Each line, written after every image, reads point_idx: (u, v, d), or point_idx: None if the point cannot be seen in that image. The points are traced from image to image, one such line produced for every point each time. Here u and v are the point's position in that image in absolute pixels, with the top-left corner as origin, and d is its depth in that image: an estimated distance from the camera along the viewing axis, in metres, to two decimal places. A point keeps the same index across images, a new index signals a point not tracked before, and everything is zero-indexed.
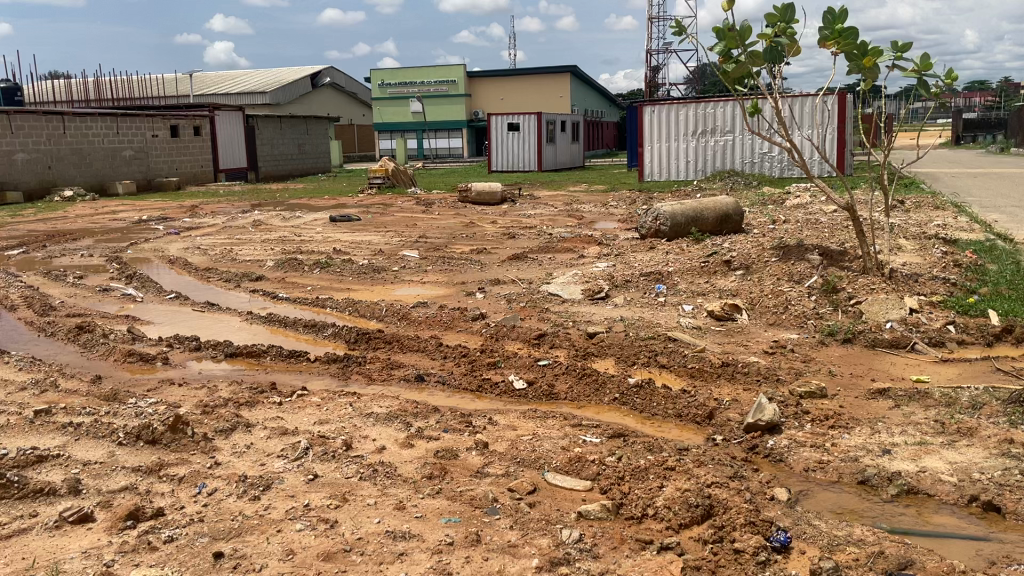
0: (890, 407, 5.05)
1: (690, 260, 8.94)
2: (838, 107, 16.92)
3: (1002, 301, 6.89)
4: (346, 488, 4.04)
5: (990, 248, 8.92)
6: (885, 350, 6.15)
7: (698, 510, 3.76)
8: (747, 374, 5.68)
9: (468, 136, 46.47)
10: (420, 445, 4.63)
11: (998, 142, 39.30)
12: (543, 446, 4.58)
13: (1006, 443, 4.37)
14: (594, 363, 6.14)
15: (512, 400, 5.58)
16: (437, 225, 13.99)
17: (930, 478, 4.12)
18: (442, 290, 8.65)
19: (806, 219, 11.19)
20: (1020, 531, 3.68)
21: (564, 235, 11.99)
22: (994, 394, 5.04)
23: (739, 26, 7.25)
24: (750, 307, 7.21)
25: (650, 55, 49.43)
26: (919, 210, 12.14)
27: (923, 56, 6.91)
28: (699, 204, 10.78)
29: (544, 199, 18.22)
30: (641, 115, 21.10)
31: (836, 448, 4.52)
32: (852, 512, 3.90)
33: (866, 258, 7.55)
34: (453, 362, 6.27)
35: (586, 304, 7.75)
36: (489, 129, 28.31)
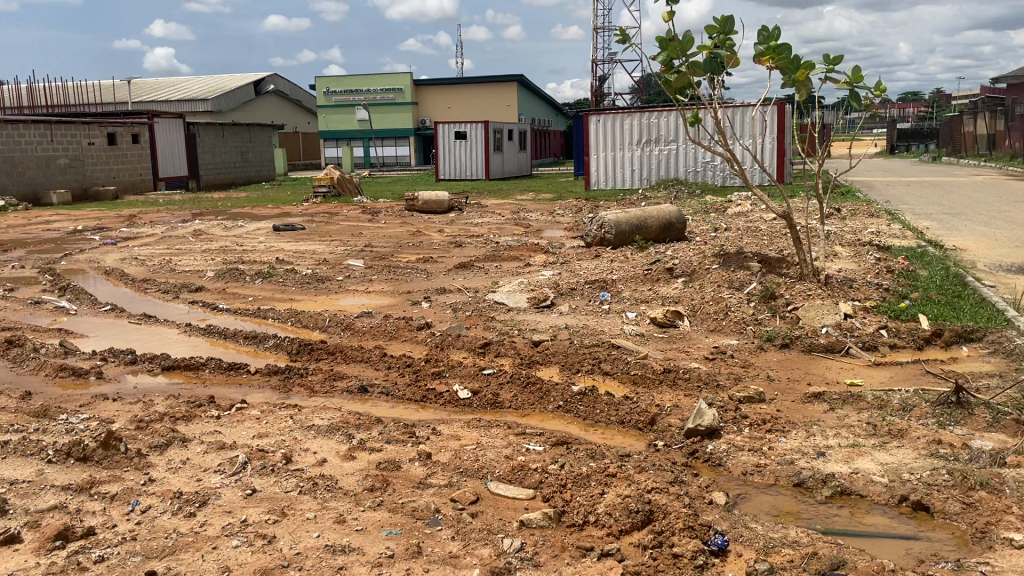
0: (825, 411, 5.18)
1: (634, 268, 9.05)
2: (776, 117, 17.34)
3: (931, 305, 7.12)
4: (285, 502, 3.97)
5: (921, 254, 9.22)
6: (821, 355, 6.31)
7: (638, 515, 3.80)
8: (688, 379, 5.77)
9: (415, 144, 46.36)
10: (362, 456, 4.59)
11: (930, 151, 40.66)
12: (486, 455, 4.58)
13: (934, 444, 4.52)
14: (538, 371, 6.16)
15: (456, 409, 5.56)
16: (383, 234, 13.90)
17: (863, 478, 4.23)
18: (387, 299, 8.61)
19: (747, 227, 11.41)
20: (948, 529, 3.78)
21: (511, 244, 12.03)
22: (924, 396, 5.21)
23: (680, 37, 7.36)
24: (691, 314, 7.32)
25: (596, 65, 49.98)
26: (855, 218, 12.48)
27: (855, 69, 7.11)
28: (643, 212, 10.91)
29: (491, 207, 18.26)
30: (587, 124, 21.29)
31: (772, 451, 4.61)
32: (788, 515, 3.98)
33: (803, 265, 7.73)
34: (397, 372, 6.23)
35: (531, 312, 7.77)
36: (437, 137, 28.25)
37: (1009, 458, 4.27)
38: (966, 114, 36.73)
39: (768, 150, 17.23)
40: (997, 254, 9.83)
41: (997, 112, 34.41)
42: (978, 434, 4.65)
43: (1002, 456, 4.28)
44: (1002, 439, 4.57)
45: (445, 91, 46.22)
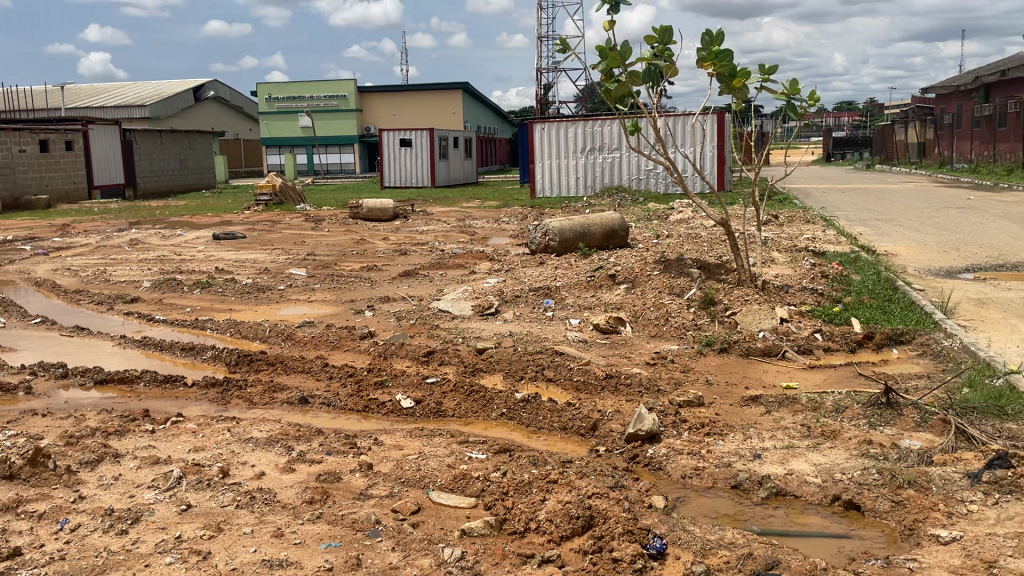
0: (762, 414, 5.29)
1: (577, 275, 9.13)
2: (716, 125, 17.67)
3: (863, 309, 7.34)
4: (221, 517, 3.90)
5: (855, 259, 9.48)
6: (758, 359, 6.45)
7: (579, 521, 3.83)
8: (629, 385, 5.83)
9: (360, 151, 46.03)
10: (301, 469, 4.53)
11: (864, 159, 41.88)
12: (428, 464, 4.56)
13: (865, 444, 4.65)
14: (481, 379, 6.15)
15: (399, 419, 5.52)
16: (327, 242, 13.75)
17: (797, 479, 4.33)
18: (329, 308, 8.52)
19: (688, 234, 11.61)
20: (878, 527, 3.89)
21: (457, 252, 12.01)
22: (855, 398, 5.37)
23: (620, 46, 7.46)
24: (633, 319, 7.41)
25: (542, 73, 50.29)
26: (792, 224, 12.79)
27: (790, 80, 7.30)
28: (587, 219, 11.00)
29: (436, 215, 18.21)
30: (532, 132, 21.39)
31: (710, 454, 4.69)
32: (727, 517, 4.05)
33: (741, 271, 7.89)
34: (339, 382, 6.16)
35: (476, 320, 7.77)
36: (381, 145, 28.07)
37: (935, 457, 4.42)
38: (897, 123, 37.96)
39: (709, 158, 17.61)
40: (926, 258, 10.17)
41: (926, 122, 35.69)
42: (906, 434, 4.80)
43: (928, 455, 4.43)
44: (929, 438, 4.73)
45: (390, 98, 45.99)
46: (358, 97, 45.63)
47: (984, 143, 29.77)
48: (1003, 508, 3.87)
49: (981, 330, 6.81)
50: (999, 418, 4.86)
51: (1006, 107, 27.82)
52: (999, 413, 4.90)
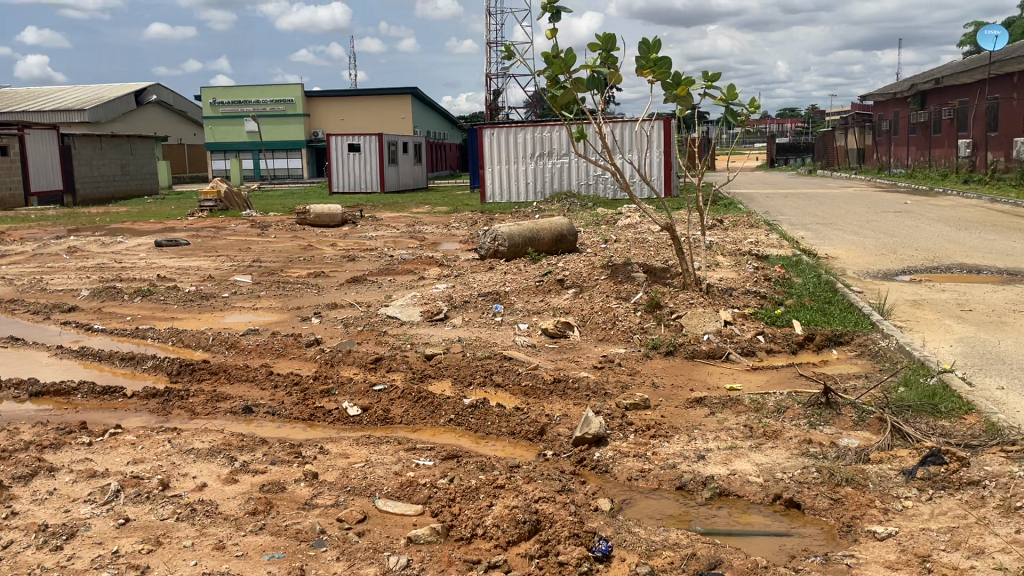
0: (706, 415, 5.37)
1: (526, 280, 9.16)
2: (662, 132, 17.95)
3: (804, 311, 7.51)
4: (160, 530, 3.81)
5: (797, 263, 9.69)
6: (703, 361, 6.54)
7: (525, 526, 3.84)
8: (577, 389, 5.87)
9: (308, 157, 45.51)
10: (244, 479, 4.46)
11: (806, 165, 42.82)
12: (374, 472, 4.52)
13: (805, 443, 4.75)
14: (429, 385, 6.12)
15: (346, 427, 5.46)
16: (273, 248, 13.56)
17: (739, 479, 4.40)
18: (275, 315, 8.40)
19: (635, 238, 11.74)
20: (818, 524, 3.98)
21: (406, 257, 11.95)
22: (797, 398, 5.49)
23: (564, 53, 7.52)
24: (581, 324, 7.46)
25: (491, 79, 50.39)
26: (737, 229, 13.03)
27: (729, 87, 7.44)
28: (536, 224, 11.05)
29: (386, 220, 18.10)
30: (481, 138, 21.39)
31: (655, 456, 4.75)
32: (672, 518, 4.10)
33: (686, 275, 8.02)
34: (284, 391, 6.07)
35: (424, 326, 7.74)
36: (329, 150, 27.80)
37: (872, 455, 4.54)
38: (837, 129, 38.89)
39: (655, 164, 17.88)
40: (864, 261, 10.44)
41: (865, 128, 36.69)
42: (845, 433, 4.91)
43: (865, 453, 4.55)
44: (867, 436, 4.85)
45: (338, 103, 45.57)
46: (305, 102, 45.17)
47: (920, 148, 30.69)
48: (936, 503, 3.99)
49: (915, 330, 7.03)
50: (933, 415, 5.02)
51: (941, 114, 28.77)
52: (932, 411, 5.06)
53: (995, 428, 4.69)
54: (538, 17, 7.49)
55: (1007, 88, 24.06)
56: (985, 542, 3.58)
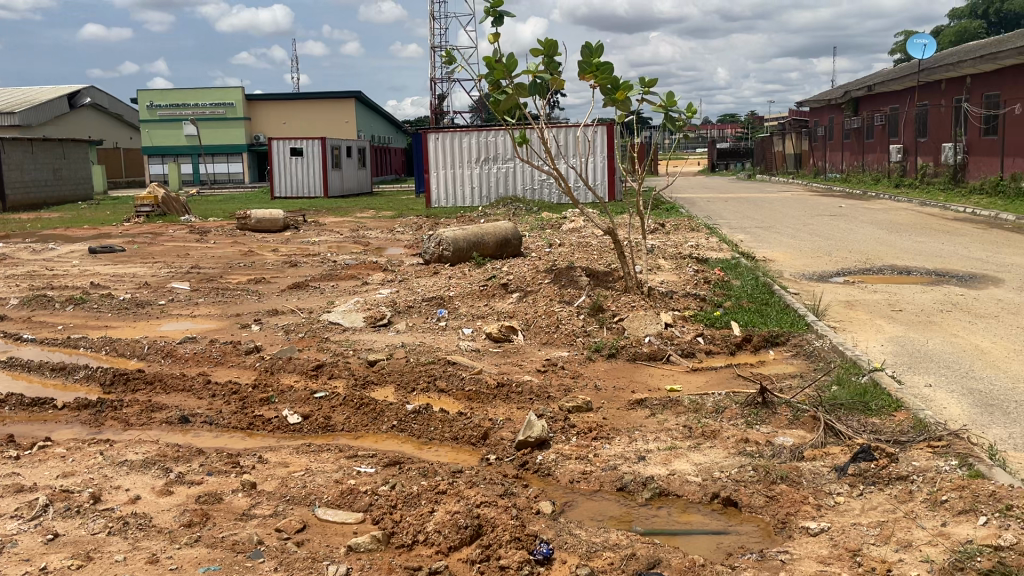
0: (647, 416, 5.44)
1: (470, 284, 9.17)
2: (605, 138, 18.15)
3: (742, 313, 7.67)
4: (91, 545, 3.71)
5: (735, 266, 9.88)
6: (645, 363, 6.63)
7: (467, 531, 3.83)
8: (520, 393, 5.88)
9: (249, 161, 44.80)
10: (180, 491, 4.36)
11: (747, 169, 43.77)
12: (315, 480, 4.47)
13: (741, 443, 4.85)
14: (372, 392, 6.06)
15: (285, 435, 5.38)
16: (212, 254, 13.30)
17: (679, 479, 4.47)
18: (214, 323, 8.24)
19: (579, 242, 11.84)
20: (754, 522, 4.06)
21: (350, 263, 11.84)
22: (734, 398, 5.60)
23: (506, 58, 7.54)
24: (525, 328, 7.48)
25: (437, 83, 50.29)
26: (678, 232, 13.24)
27: (668, 93, 7.56)
28: (480, 229, 11.05)
29: (329, 225, 17.90)
30: (426, 142, 21.33)
31: (597, 458, 4.80)
32: (614, 519, 4.14)
33: (628, 278, 8.13)
34: (222, 400, 5.96)
35: (367, 331, 7.67)
36: (270, 154, 27.39)
37: (806, 452, 4.65)
38: (775, 134, 39.72)
39: (599, 169, 18.08)
40: (800, 263, 10.70)
41: (801, 133, 37.60)
42: (781, 431, 5.03)
43: (799, 451, 4.66)
44: (801, 434, 4.97)
45: (281, 106, 44.94)
46: (246, 106, 44.47)
47: (854, 153, 31.64)
48: (867, 498, 4.11)
49: (848, 331, 7.24)
50: (864, 413, 5.16)
51: (873, 120, 29.66)
52: (863, 408, 5.21)
53: (922, 424, 4.86)
54: (481, 21, 7.51)
55: (935, 95, 24.91)
56: (912, 535, 3.70)
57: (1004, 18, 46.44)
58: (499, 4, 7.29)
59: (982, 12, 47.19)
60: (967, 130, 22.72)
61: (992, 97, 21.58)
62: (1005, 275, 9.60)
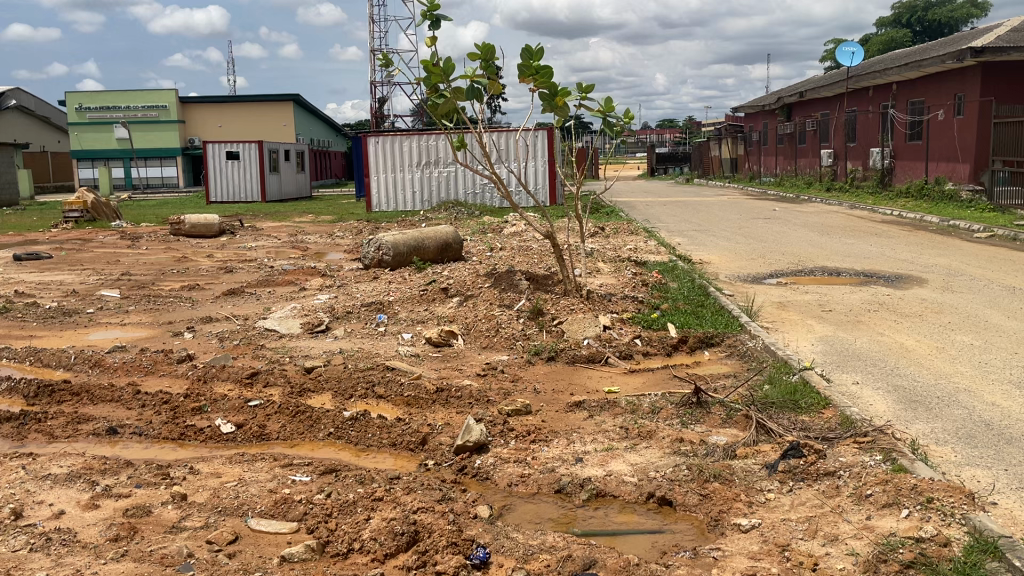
0: (585, 418, 5.49)
1: (410, 289, 9.12)
2: (545, 142, 18.27)
3: (679, 315, 7.79)
4: (11, 562, 3.57)
5: (673, 268, 10.02)
6: (583, 365, 6.68)
7: (403, 537, 3.81)
8: (460, 397, 5.87)
9: (184, 165, 43.80)
10: (107, 504, 4.23)
11: (685, 173, 44.50)
12: (248, 491, 4.38)
13: (677, 442, 4.92)
14: (308, 399, 5.97)
15: (218, 445, 5.27)
16: (144, 261, 12.96)
17: (615, 479, 4.51)
18: (145, 331, 8.03)
19: (520, 247, 11.89)
20: (688, 520, 4.13)
21: (287, 268, 11.66)
22: (670, 399, 5.69)
23: (444, 62, 7.53)
24: (465, 332, 7.48)
25: (377, 87, 49.93)
26: (618, 236, 13.39)
27: (605, 99, 7.64)
28: (420, 233, 11.01)
29: (267, 230, 17.60)
30: (365, 146, 21.17)
31: (535, 461, 4.81)
32: (553, 521, 4.16)
33: (566, 282, 8.20)
34: (152, 410, 5.80)
35: (305, 338, 7.55)
36: (205, 157, 26.84)
37: (738, 451, 4.74)
38: (712, 139, 40.41)
39: (539, 173, 18.19)
40: (735, 266, 10.91)
41: (737, 138, 38.35)
42: (714, 430, 5.13)
43: (732, 449, 4.75)
44: (735, 433, 5.07)
45: (217, 109, 44.03)
46: (180, 108, 43.46)
47: (787, 158, 32.49)
48: (796, 494, 4.21)
49: (780, 330, 7.42)
50: (795, 411, 5.30)
51: (805, 125, 30.45)
52: (794, 407, 5.34)
53: (849, 420, 5.00)
54: (418, 24, 7.48)
55: (863, 101, 25.70)
56: (838, 529, 3.81)
57: (927, 27, 48.15)
58: (436, 8, 7.28)
59: (907, 21, 48.79)
60: (893, 136, 23.51)
61: (917, 104, 22.37)
62: (928, 276, 9.96)
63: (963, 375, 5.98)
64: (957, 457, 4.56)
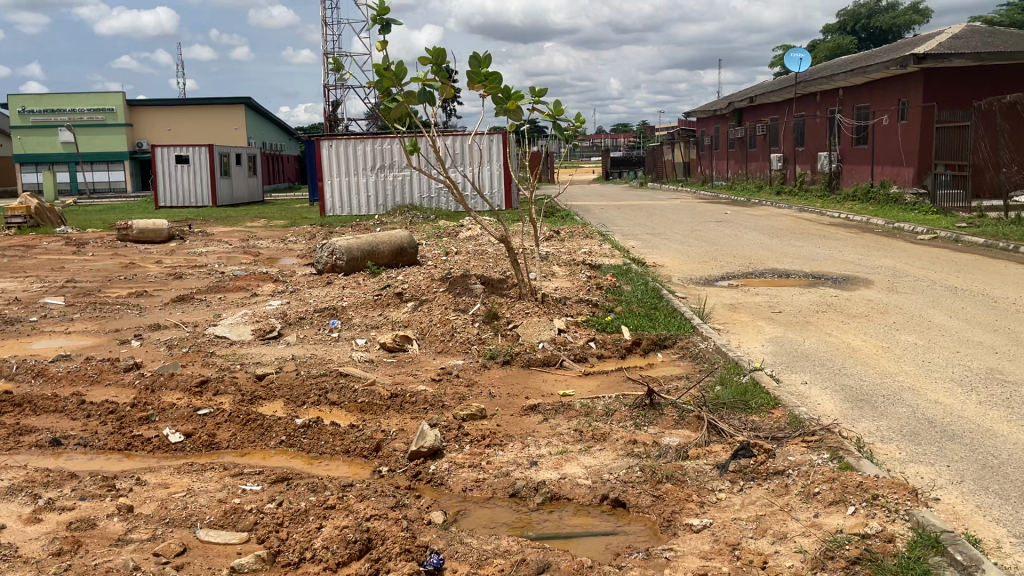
0: (540, 422, 5.50)
1: (364, 294, 9.06)
2: (499, 146, 18.31)
3: (633, 317, 7.86)
4: None
5: (627, 272, 10.10)
6: (538, 369, 6.70)
7: (356, 545, 3.77)
8: (414, 403, 5.84)
9: (132, 169, 42.90)
10: (49, 518, 4.11)
11: (639, 177, 44.95)
12: (197, 501, 4.29)
13: (630, 444, 4.97)
14: (260, 407, 5.88)
15: (166, 455, 5.16)
16: (90, 267, 12.66)
17: (569, 482, 4.52)
18: (90, 339, 7.83)
19: (475, 251, 11.87)
20: (641, 521, 4.17)
21: (238, 274, 11.48)
22: (624, 401, 5.73)
23: (395, 65, 7.50)
24: (420, 337, 7.44)
25: (331, 91, 49.53)
26: (572, 239, 13.47)
27: (556, 103, 7.68)
28: (374, 238, 10.93)
29: (218, 235, 17.32)
30: (319, 150, 20.95)
31: (490, 465, 4.81)
32: (508, 526, 4.16)
33: (521, 285, 8.22)
34: (98, 420, 5.66)
35: (256, 345, 7.45)
36: (154, 161, 26.36)
37: (690, 451, 4.79)
38: (665, 144, 40.91)
39: (494, 177, 18.24)
40: (687, 268, 11.03)
41: (689, 143, 38.90)
42: (667, 432, 5.18)
43: (684, 450, 4.80)
44: (687, 434, 5.13)
45: (166, 112, 43.23)
46: (128, 111, 42.59)
47: (738, 162, 33.05)
48: (746, 494, 4.27)
49: (731, 332, 7.53)
50: (745, 411, 5.38)
51: (755, 130, 30.99)
52: (744, 407, 5.42)
53: (798, 420, 5.09)
54: (368, 28, 7.43)
55: (811, 106, 26.24)
56: (787, 527, 3.87)
57: (871, 33, 49.33)
58: (386, 12, 7.24)
59: (852, 28, 50.09)
60: (840, 141, 24.05)
61: (862, 109, 22.88)
62: (874, 277, 10.21)
63: (907, 374, 6.13)
64: (903, 454, 4.67)
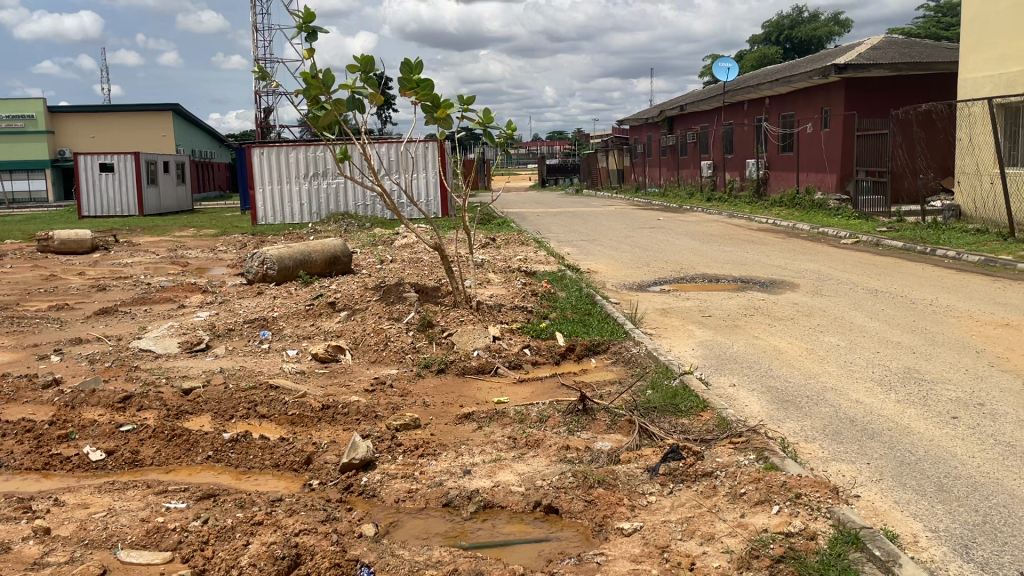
0: (474, 430, 5.49)
1: (296, 304, 8.91)
2: (434, 154, 18.32)
3: (567, 323, 7.93)
4: None
5: (561, 278, 10.18)
6: (473, 377, 6.69)
7: (284, 561, 3.71)
8: (346, 414, 5.77)
9: (53, 177, 41.43)
10: None
11: (574, 184, 45.37)
12: (118, 521, 4.16)
13: (563, 450, 5.00)
14: (186, 422, 5.73)
15: (87, 474, 4.99)
16: (8, 279, 12.19)
17: (502, 490, 4.53)
18: (7, 355, 7.53)
19: (410, 259, 11.82)
20: (573, 527, 4.19)
21: (165, 285, 11.18)
22: (557, 407, 5.77)
23: (323, 74, 7.42)
24: (353, 347, 7.35)
25: (263, 98, 48.70)
26: (508, 246, 13.52)
27: (486, 111, 7.70)
28: (306, 247, 10.78)
29: (144, 245, 16.85)
30: (250, 158, 20.62)
31: (423, 475, 4.78)
32: (442, 536, 4.14)
33: (456, 293, 8.19)
34: (14, 439, 5.44)
35: (183, 358, 7.26)
36: (76, 170, 25.52)
37: (621, 456, 4.85)
38: (600, 151, 41.44)
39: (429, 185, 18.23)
40: (621, 274, 11.18)
41: (623, 150, 39.48)
42: (600, 437, 5.24)
43: (616, 454, 4.86)
44: (619, 438, 5.19)
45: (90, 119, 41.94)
46: (49, 118, 41.20)
47: (670, 169, 33.70)
48: (676, 496, 4.34)
49: (663, 336, 7.66)
50: (675, 414, 5.47)
51: (686, 138, 31.68)
52: (674, 410, 5.52)
53: (725, 421, 5.21)
54: (294, 36, 7.34)
55: (739, 114, 26.94)
56: (714, 528, 3.94)
57: (795, 44, 50.82)
58: (312, 19, 7.15)
59: (776, 39, 51.54)
60: (767, 148, 24.72)
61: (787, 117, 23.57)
62: (799, 280, 10.50)
63: (830, 375, 6.33)
64: (825, 452, 4.81)
